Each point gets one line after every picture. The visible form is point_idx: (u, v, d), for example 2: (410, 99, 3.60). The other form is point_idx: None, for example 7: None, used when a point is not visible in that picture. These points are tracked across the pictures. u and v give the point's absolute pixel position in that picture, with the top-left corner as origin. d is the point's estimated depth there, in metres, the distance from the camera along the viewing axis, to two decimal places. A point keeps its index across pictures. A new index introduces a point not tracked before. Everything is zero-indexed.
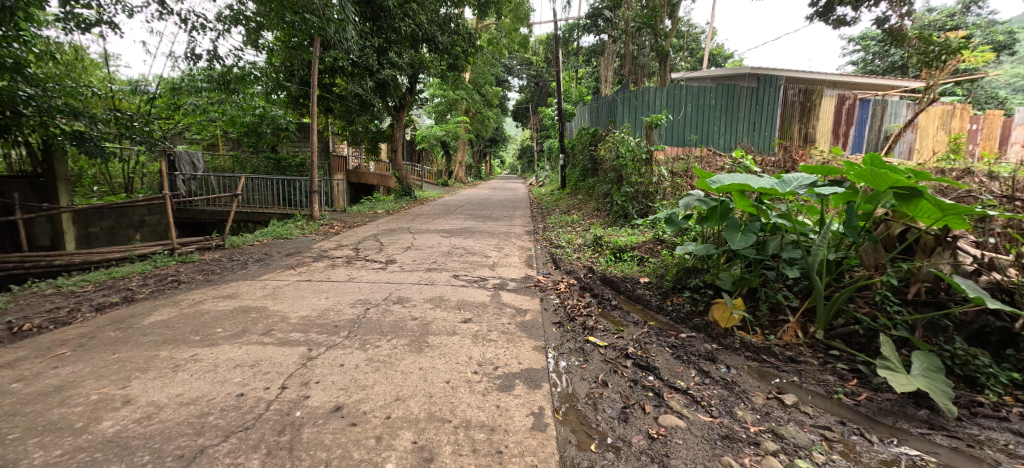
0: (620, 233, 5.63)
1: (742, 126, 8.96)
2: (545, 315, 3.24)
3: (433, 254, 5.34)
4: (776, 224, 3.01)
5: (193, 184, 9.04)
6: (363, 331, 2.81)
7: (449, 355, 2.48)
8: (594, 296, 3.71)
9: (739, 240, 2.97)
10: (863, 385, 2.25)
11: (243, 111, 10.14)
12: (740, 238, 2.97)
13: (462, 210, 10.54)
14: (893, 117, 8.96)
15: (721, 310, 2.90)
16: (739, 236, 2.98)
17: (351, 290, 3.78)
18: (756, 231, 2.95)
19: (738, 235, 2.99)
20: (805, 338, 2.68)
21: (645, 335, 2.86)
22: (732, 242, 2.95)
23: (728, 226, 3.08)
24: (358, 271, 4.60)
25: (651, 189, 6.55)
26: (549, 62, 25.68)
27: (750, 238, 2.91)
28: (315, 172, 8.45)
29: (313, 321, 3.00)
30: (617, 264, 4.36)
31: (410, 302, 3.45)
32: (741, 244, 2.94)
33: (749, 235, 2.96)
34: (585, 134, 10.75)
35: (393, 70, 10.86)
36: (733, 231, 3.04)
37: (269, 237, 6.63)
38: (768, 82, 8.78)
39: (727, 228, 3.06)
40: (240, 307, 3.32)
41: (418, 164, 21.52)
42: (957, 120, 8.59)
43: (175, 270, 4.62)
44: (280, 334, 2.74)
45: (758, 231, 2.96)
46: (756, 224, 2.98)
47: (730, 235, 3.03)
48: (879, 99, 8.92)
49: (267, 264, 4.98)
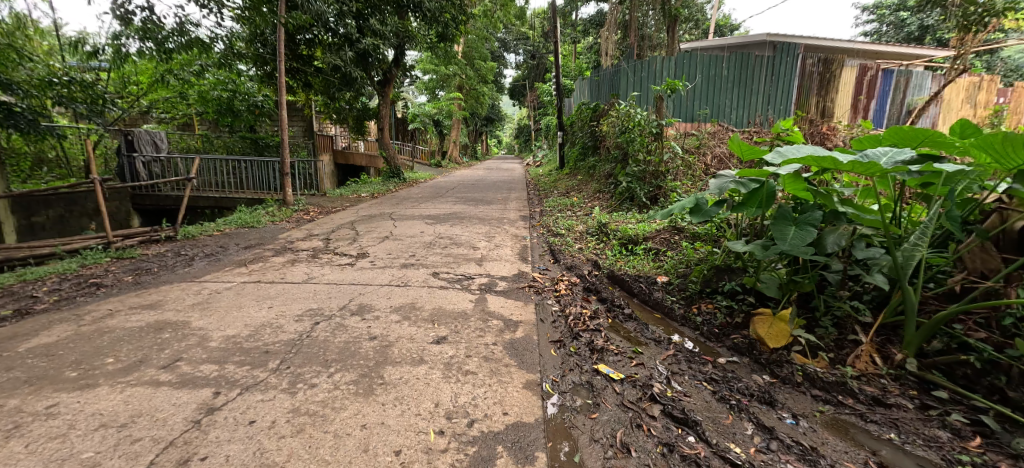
0: (628, 219, 4.95)
1: (756, 99, 8.16)
2: (541, 329, 2.56)
3: (413, 245, 4.63)
4: (840, 212, 2.36)
5: (157, 166, 8.29)
6: (300, 360, 2.12)
7: (409, 399, 1.80)
8: (601, 301, 3.02)
9: (795, 235, 2.30)
10: (992, 447, 1.59)
11: (213, 85, 9.71)
12: (793, 235, 2.31)
13: (453, 192, 9.85)
14: (917, 89, 8.35)
15: (773, 323, 2.33)
16: (793, 230, 2.32)
17: (305, 296, 3.08)
18: (815, 224, 2.29)
19: (790, 230, 2.34)
20: (888, 367, 2.03)
21: (672, 361, 2.18)
22: (781, 239, 2.30)
23: (779, 217, 2.42)
24: (321, 268, 3.90)
25: (662, 168, 5.82)
26: (546, 36, 24.56)
27: (809, 236, 2.24)
28: (286, 151, 7.59)
29: (240, 343, 2.31)
30: (627, 258, 3.67)
31: (374, 313, 2.75)
32: (796, 242, 2.27)
33: (805, 230, 2.30)
34: (586, 109, 10.05)
35: (376, 39, 9.95)
36: (784, 224, 2.37)
37: (232, 226, 5.90)
38: (785, 51, 7.95)
39: (776, 220, 2.40)
40: (155, 324, 2.62)
41: (409, 143, 20.62)
42: (983, 92, 7.83)
43: (103, 269, 3.89)
44: (187, 368, 2.06)
45: (820, 224, 2.29)
46: (816, 215, 2.32)
47: (780, 229, 2.36)
48: (903, 69, 8.21)
49: (216, 260, 4.26)
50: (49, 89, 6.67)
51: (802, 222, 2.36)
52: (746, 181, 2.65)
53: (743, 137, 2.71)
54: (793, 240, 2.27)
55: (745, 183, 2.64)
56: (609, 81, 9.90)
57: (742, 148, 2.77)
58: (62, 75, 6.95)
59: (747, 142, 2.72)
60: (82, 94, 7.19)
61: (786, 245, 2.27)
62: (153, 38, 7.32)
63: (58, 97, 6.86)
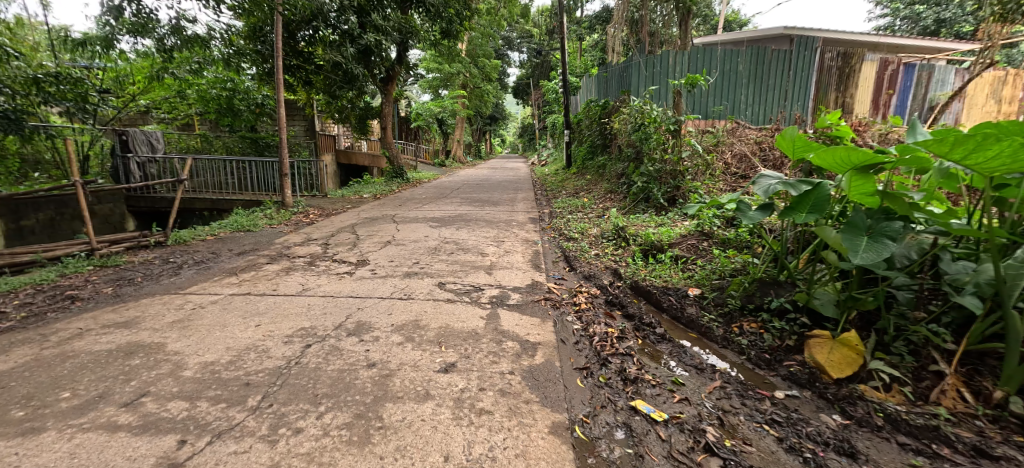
0: (646, 222, 4.63)
1: (772, 95, 7.80)
2: (563, 352, 2.24)
3: (417, 251, 4.33)
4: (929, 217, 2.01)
5: (153, 167, 8.05)
6: (285, 396, 1.81)
7: (411, 452, 1.48)
8: (628, 317, 2.70)
9: (869, 248, 1.97)
10: None
11: (212, 84, 9.52)
12: (867, 248, 1.97)
13: (457, 193, 9.57)
14: (940, 84, 7.97)
15: (835, 348, 2.01)
16: (866, 243, 1.98)
17: (298, 311, 2.78)
18: (893, 235, 1.95)
19: (863, 240, 2.01)
20: (985, 408, 1.70)
21: (722, 396, 1.85)
22: (857, 254, 1.96)
23: (849, 227, 2.09)
24: (317, 277, 3.60)
25: (680, 167, 5.45)
26: (551, 33, 24.22)
27: (887, 250, 1.91)
28: (285, 151, 7.29)
29: (218, 372, 2.01)
30: (652, 267, 3.34)
31: (372, 334, 2.44)
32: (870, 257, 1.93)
33: (880, 241, 1.97)
34: (595, 106, 9.74)
35: (379, 34, 9.60)
36: (856, 235, 2.04)
37: (228, 230, 5.62)
38: (804, 44, 7.54)
39: (846, 231, 2.07)
40: (126, 347, 2.32)
41: (413, 143, 20.36)
42: None
43: (82, 279, 3.60)
44: (153, 405, 1.76)
45: (899, 234, 1.96)
46: (893, 225, 1.98)
47: (851, 241, 2.03)
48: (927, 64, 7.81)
49: (206, 268, 3.96)
50: (35, 86, 6.42)
51: (875, 232, 2.03)
52: (794, 183, 2.37)
53: (799, 131, 2.36)
54: (872, 251, 1.93)
55: (794, 185, 2.36)
56: (618, 77, 9.52)
57: (796, 143, 2.42)
58: (50, 71, 6.70)
59: (803, 136, 2.37)
60: (70, 90, 6.95)
61: (862, 259, 1.93)
62: (148, 36, 7.13)
63: (45, 95, 6.61)
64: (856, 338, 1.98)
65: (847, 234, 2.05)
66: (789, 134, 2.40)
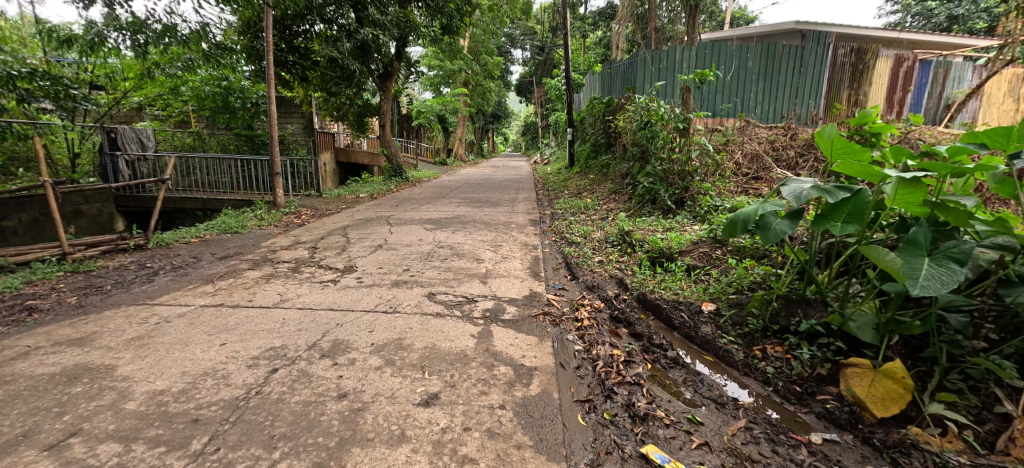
0: (654, 226, 4.35)
1: (783, 93, 7.47)
2: (563, 381, 1.97)
3: (409, 257, 4.07)
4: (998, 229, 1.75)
5: (143, 165, 7.83)
6: (236, 438, 1.55)
7: None
8: (635, 336, 2.43)
9: (931, 274, 1.70)
10: None
11: (205, 81, 9.30)
12: (931, 272, 1.70)
13: (456, 192, 9.31)
14: (957, 81, 7.49)
15: (877, 381, 1.75)
16: (928, 267, 1.72)
17: (271, 327, 2.52)
18: (960, 258, 1.68)
19: (921, 263, 1.75)
20: None
21: (749, 443, 1.58)
22: (919, 278, 1.70)
23: (907, 246, 1.82)
24: (299, 285, 3.34)
25: (689, 167, 5.15)
26: (554, 30, 23.86)
27: (954, 275, 1.64)
28: (276, 150, 7.02)
29: (166, 405, 1.75)
30: (661, 277, 3.06)
31: (349, 355, 2.17)
32: (935, 282, 1.66)
33: (944, 265, 1.69)
34: (597, 104, 9.45)
35: (376, 29, 9.32)
36: (916, 257, 1.78)
37: (214, 231, 5.37)
38: (816, 40, 7.19)
39: (904, 252, 1.81)
40: (70, 370, 2.07)
41: (414, 141, 20.08)
42: None
43: (48, 287, 3.35)
44: (79, 450, 1.50)
45: (967, 257, 1.68)
46: (961, 245, 1.72)
47: (911, 264, 1.77)
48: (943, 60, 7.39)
49: (183, 275, 3.71)
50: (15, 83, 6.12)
51: (938, 254, 1.76)
52: (831, 189, 2.10)
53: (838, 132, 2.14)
54: (934, 280, 1.65)
55: (831, 191, 2.10)
56: (622, 73, 9.21)
57: (834, 143, 2.20)
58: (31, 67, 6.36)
59: (843, 137, 2.15)
60: (53, 88, 6.58)
61: (920, 289, 1.66)
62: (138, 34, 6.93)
63: (24, 91, 6.26)
64: (904, 370, 1.71)
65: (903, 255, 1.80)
66: (827, 134, 2.18)
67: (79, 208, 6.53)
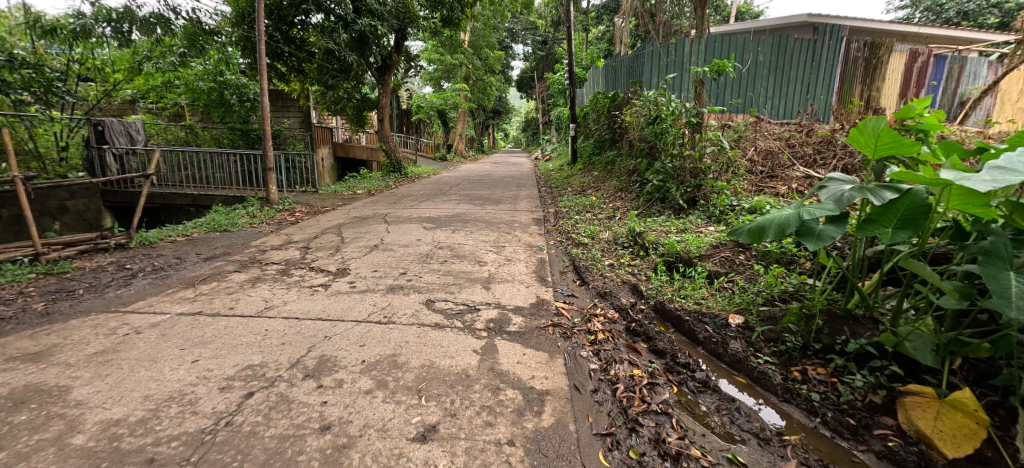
0: (667, 226, 4.10)
1: (794, 89, 7.18)
2: (580, 408, 1.73)
3: (406, 259, 3.81)
4: None
5: (131, 159, 7.59)
6: None
7: None
8: (656, 352, 2.18)
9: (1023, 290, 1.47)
10: None
11: (199, 75, 8.94)
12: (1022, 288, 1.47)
13: (456, 189, 9.05)
14: (974, 78, 7.03)
15: (943, 414, 1.52)
16: (1018, 282, 1.49)
17: (251, 340, 2.27)
18: None
19: (1008, 276, 1.52)
20: None
21: None
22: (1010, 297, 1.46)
23: (985, 257, 1.59)
24: (287, 291, 3.09)
25: (701, 164, 4.89)
26: (556, 25, 23.53)
27: None
28: (269, 144, 6.75)
29: (119, 440, 1.50)
30: (679, 284, 2.82)
31: (336, 375, 1.93)
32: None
33: None
34: (602, 99, 9.16)
35: (374, 20, 9.02)
36: (998, 270, 1.54)
37: (202, 230, 5.11)
38: (828, 33, 6.81)
39: (983, 265, 1.57)
40: (18, 393, 1.82)
41: (413, 136, 19.77)
42: None
43: (15, 291, 3.09)
44: None
45: None
46: None
47: (994, 277, 1.53)
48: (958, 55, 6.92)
49: (164, 277, 3.45)
50: None
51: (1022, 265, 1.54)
52: (875, 188, 1.87)
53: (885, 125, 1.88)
54: None
55: (875, 190, 1.86)
56: (628, 67, 8.93)
57: (880, 138, 1.94)
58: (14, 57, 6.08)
59: (892, 131, 1.89)
60: (33, 79, 6.48)
61: (1017, 309, 1.43)
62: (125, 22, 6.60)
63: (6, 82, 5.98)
64: (975, 402, 1.46)
65: (984, 267, 1.56)
66: (871, 127, 1.93)
67: (64, 203, 6.26)
